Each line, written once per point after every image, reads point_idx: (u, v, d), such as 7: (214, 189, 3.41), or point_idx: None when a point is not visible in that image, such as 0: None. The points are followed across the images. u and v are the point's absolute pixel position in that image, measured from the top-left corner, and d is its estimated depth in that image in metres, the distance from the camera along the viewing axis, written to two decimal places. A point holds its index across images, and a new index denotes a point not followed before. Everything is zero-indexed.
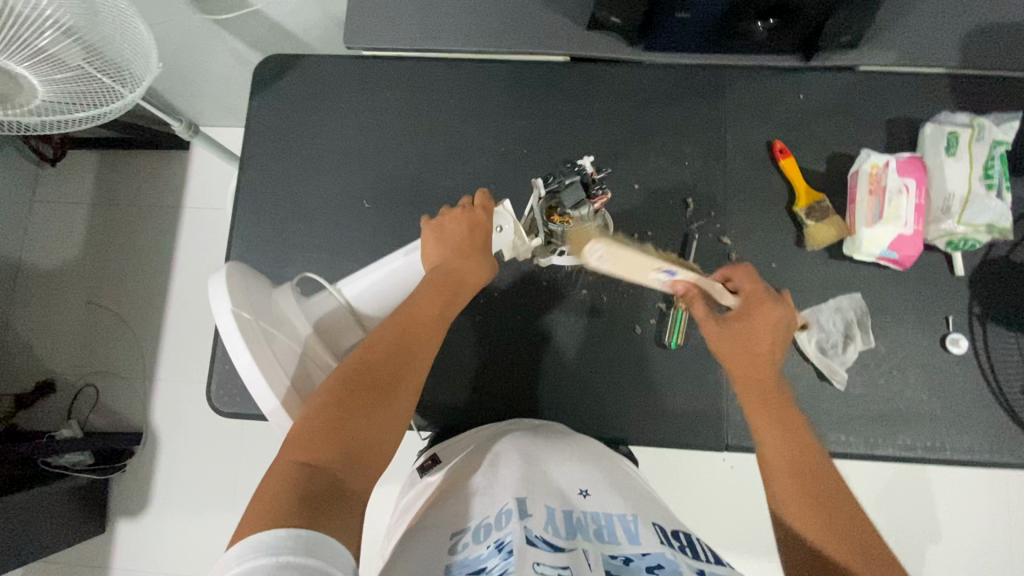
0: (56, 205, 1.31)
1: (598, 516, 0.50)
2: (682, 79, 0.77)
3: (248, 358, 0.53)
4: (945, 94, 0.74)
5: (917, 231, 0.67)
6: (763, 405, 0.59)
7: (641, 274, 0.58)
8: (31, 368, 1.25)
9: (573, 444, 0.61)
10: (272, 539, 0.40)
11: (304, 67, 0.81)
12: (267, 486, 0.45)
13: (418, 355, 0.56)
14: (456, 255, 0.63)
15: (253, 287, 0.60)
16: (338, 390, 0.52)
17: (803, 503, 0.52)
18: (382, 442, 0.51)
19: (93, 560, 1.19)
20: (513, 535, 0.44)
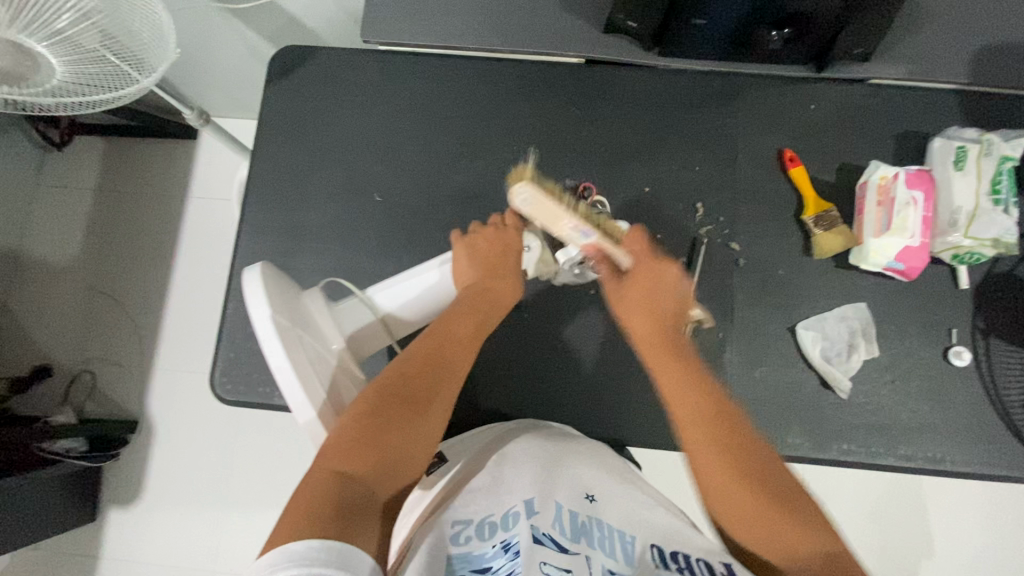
0: (61, 190, 1.31)
1: (600, 523, 0.51)
2: (695, 85, 0.77)
3: (286, 363, 0.52)
4: (953, 110, 0.75)
5: (924, 243, 0.68)
6: (690, 407, 0.55)
7: (557, 226, 0.60)
8: (28, 352, 1.25)
9: (582, 445, 0.60)
10: (308, 549, 0.40)
11: (319, 59, 0.81)
12: (304, 490, 0.47)
13: (451, 376, 0.57)
14: (488, 276, 0.64)
15: (289, 293, 0.60)
16: (373, 401, 0.53)
17: (742, 504, 0.50)
18: (414, 453, 0.53)
19: (83, 548, 1.18)
20: (520, 537, 0.47)
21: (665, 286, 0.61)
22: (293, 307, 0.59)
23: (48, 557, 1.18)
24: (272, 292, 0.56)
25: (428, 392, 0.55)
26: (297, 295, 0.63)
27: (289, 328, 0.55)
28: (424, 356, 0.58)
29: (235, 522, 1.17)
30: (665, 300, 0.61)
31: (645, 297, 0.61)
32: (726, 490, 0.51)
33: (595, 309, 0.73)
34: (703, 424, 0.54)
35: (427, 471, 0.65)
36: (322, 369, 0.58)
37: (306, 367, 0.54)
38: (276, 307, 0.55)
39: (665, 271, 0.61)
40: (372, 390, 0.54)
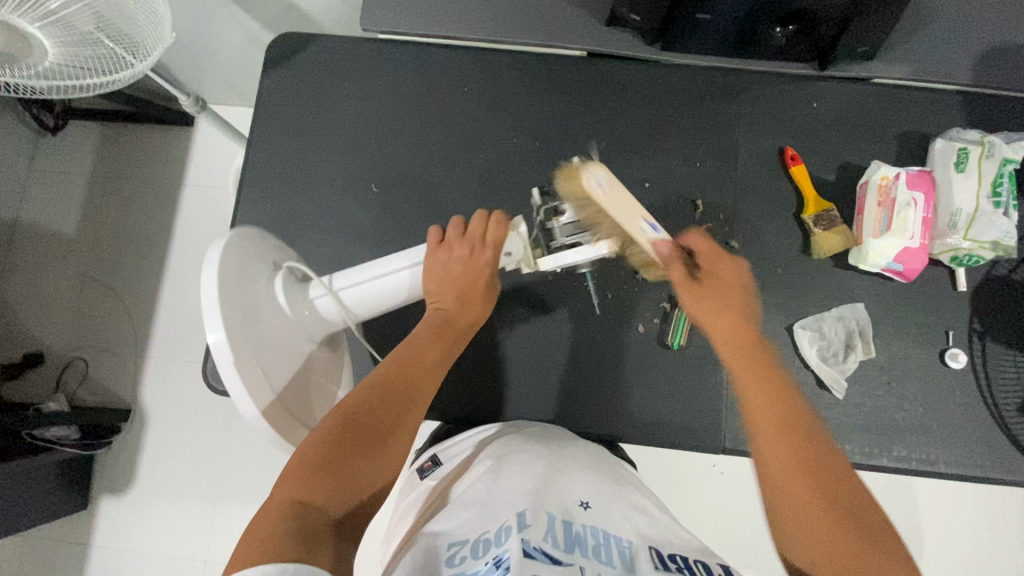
0: (54, 175, 1.29)
1: (596, 534, 0.49)
2: (697, 81, 0.77)
3: (220, 334, 0.52)
4: (955, 111, 0.75)
5: (923, 244, 0.68)
6: (762, 394, 0.54)
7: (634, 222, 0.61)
8: (20, 338, 1.24)
9: (577, 452, 0.60)
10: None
11: (318, 47, 0.80)
12: (265, 515, 0.46)
13: (416, 405, 0.57)
14: (457, 300, 0.64)
15: (246, 271, 0.58)
16: (336, 429, 0.52)
17: (803, 495, 0.49)
18: (376, 482, 0.52)
19: (74, 537, 1.17)
20: (510, 552, 0.44)
21: (744, 291, 0.61)
22: (247, 289, 0.57)
23: (38, 545, 1.17)
24: (224, 271, 0.55)
25: (393, 422, 0.55)
26: (259, 269, 0.60)
27: (236, 318, 0.54)
28: (388, 383, 0.57)
29: (227, 513, 1.17)
30: (741, 306, 0.60)
31: (723, 296, 0.60)
32: (793, 492, 0.49)
33: (591, 304, 0.73)
34: (791, 439, 0.51)
35: (422, 475, 0.65)
36: (269, 361, 0.57)
37: (248, 361, 0.54)
38: (224, 292, 0.54)
39: (733, 270, 0.62)
40: (335, 418, 0.53)
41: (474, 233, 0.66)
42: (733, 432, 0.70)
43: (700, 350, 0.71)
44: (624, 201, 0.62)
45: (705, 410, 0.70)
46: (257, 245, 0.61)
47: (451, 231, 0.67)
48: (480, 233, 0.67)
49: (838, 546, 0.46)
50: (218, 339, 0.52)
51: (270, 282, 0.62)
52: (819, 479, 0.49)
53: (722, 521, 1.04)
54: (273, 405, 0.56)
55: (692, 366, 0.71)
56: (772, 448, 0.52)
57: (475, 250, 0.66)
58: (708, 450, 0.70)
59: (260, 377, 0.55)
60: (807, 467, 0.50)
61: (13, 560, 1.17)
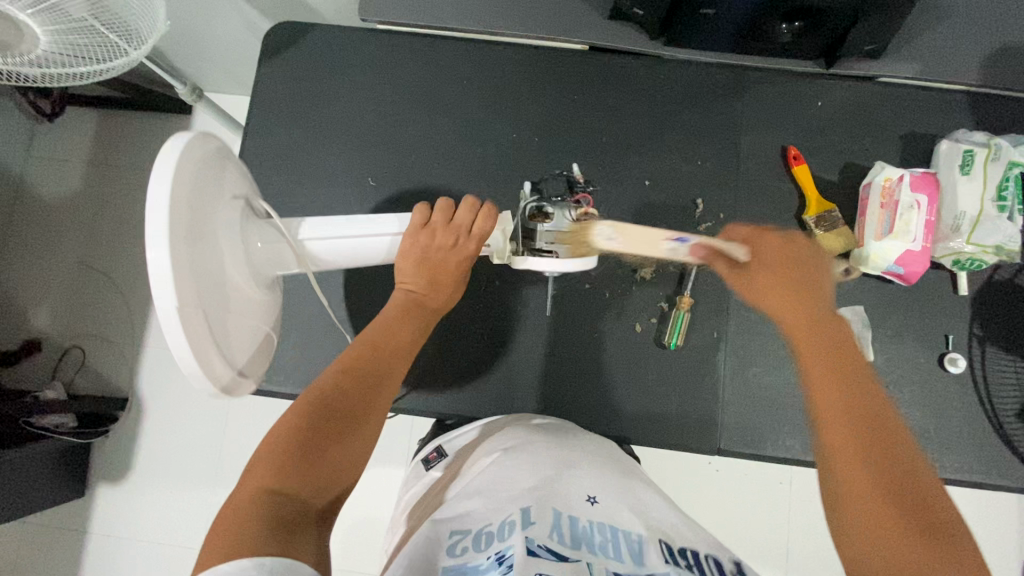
0: (51, 161, 1.28)
1: (604, 528, 0.47)
2: (700, 77, 0.76)
3: (161, 253, 0.45)
4: (963, 113, 0.73)
5: (926, 248, 0.67)
6: (829, 381, 0.47)
7: (652, 248, 0.60)
8: (18, 324, 1.24)
9: (584, 445, 0.59)
10: (239, 570, 0.39)
11: (316, 37, 0.79)
12: (233, 508, 0.44)
13: (387, 388, 0.57)
14: (434, 283, 0.64)
15: (201, 190, 0.51)
16: (303, 415, 0.51)
17: (880, 500, 0.42)
18: (350, 467, 0.52)
19: (71, 523, 1.18)
20: (514, 548, 0.43)
21: (799, 264, 0.52)
22: (202, 206, 0.50)
23: (36, 531, 1.18)
24: (182, 177, 0.48)
25: (363, 407, 0.54)
26: (214, 192, 0.53)
27: (185, 234, 0.47)
28: (358, 368, 0.56)
29: (224, 503, 1.17)
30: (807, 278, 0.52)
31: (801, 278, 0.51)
32: (868, 499, 0.43)
33: (588, 302, 0.72)
34: (853, 416, 0.46)
35: (429, 465, 0.65)
36: (212, 292, 0.50)
37: (191, 289, 0.47)
38: (178, 206, 0.47)
39: (796, 241, 0.54)
40: (303, 403, 0.52)
41: (461, 223, 0.65)
42: (729, 434, 0.69)
43: (698, 351, 0.71)
44: (642, 236, 0.59)
45: (703, 410, 0.70)
46: (219, 164, 0.54)
47: (433, 216, 0.65)
48: (468, 223, 0.65)
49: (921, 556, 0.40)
50: (157, 256, 0.45)
51: (224, 207, 0.55)
52: (893, 465, 0.43)
53: (717, 518, 1.04)
54: (208, 349, 0.49)
55: (690, 366, 0.71)
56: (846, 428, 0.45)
57: (459, 240, 0.64)
58: (704, 451, 0.70)
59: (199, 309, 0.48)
60: (880, 460, 0.44)
61: (11, 545, 1.17)
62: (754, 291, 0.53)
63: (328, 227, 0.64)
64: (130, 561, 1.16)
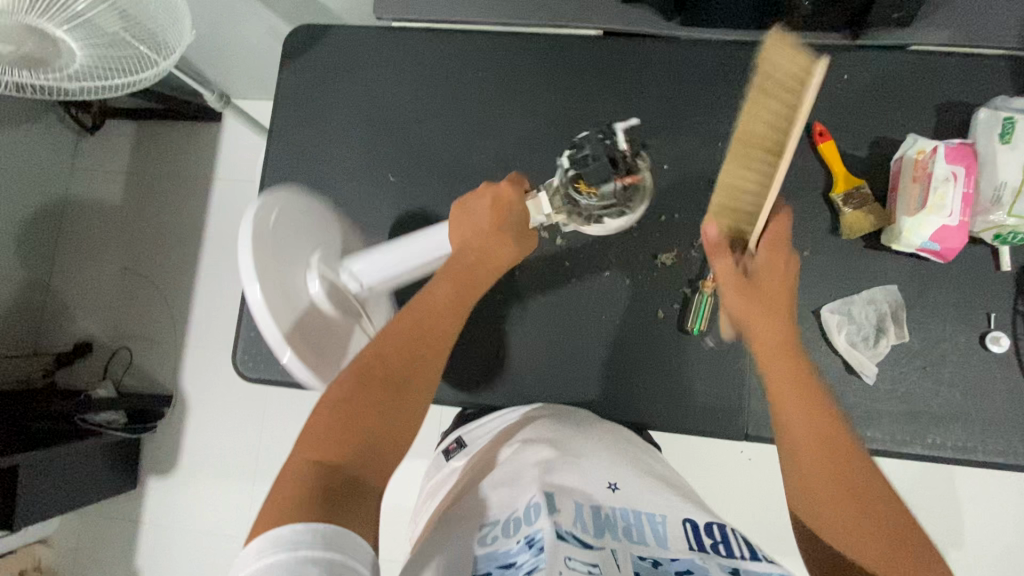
0: (94, 173, 1.35)
1: (626, 513, 0.48)
2: (719, 54, 0.73)
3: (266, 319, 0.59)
4: (1003, 79, 0.70)
5: (963, 222, 0.64)
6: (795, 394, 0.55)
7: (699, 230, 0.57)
8: (70, 328, 1.32)
9: (601, 432, 0.58)
10: (292, 535, 0.39)
11: (332, 37, 0.80)
12: (282, 481, 0.44)
13: (430, 351, 0.55)
14: (475, 248, 0.61)
15: (283, 256, 0.63)
16: (347, 383, 0.51)
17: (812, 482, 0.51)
18: (393, 439, 0.50)
19: (125, 514, 1.25)
20: (543, 532, 0.43)
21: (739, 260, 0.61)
22: (285, 271, 0.63)
23: (94, 521, 1.26)
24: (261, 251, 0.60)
25: (403, 375, 0.53)
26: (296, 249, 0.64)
27: (278, 300, 0.61)
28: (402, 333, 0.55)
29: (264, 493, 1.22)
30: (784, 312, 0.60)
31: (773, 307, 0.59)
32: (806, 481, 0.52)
33: (609, 291, 0.72)
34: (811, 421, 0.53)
35: (449, 457, 0.66)
36: (320, 335, 0.65)
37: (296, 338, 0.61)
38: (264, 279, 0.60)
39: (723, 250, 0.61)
40: (347, 373, 0.52)
41: (507, 196, 0.63)
42: (757, 420, 0.68)
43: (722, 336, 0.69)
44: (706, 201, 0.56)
45: (729, 396, 0.69)
46: (293, 227, 0.64)
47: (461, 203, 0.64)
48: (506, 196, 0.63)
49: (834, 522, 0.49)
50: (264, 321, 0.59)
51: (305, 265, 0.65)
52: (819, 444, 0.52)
53: (750, 507, 1.02)
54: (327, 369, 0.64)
55: (715, 351, 0.69)
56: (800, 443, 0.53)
57: (501, 217, 0.62)
58: (731, 437, 0.68)
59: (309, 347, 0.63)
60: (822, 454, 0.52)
61: (74, 533, 1.26)
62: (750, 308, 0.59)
63: (374, 265, 0.66)
64: (180, 548, 1.22)
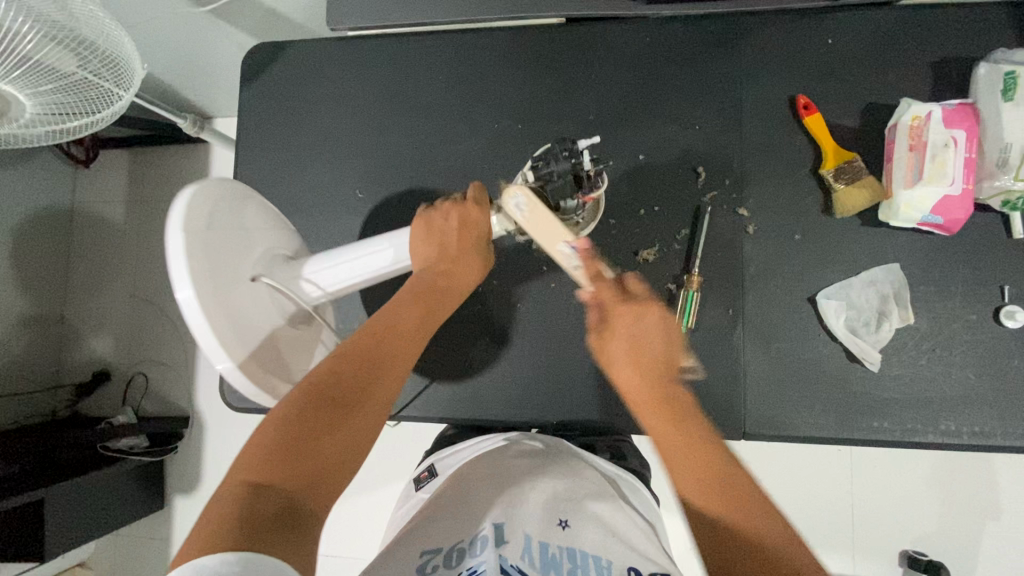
0: (92, 204, 1.37)
1: (572, 555, 0.47)
2: (691, 30, 0.69)
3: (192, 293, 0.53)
4: (1005, 28, 0.64)
5: (967, 191, 0.59)
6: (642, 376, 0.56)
7: (550, 240, 0.57)
8: (86, 358, 1.35)
9: (562, 467, 0.58)
10: (220, 564, 0.37)
11: (292, 52, 0.78)
12: (214, 506, 0.43)
13: (389, 371, 0.54)
14: (433, 269, 0.61)
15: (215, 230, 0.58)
16: (295, 404, 0.49)
17: (680, 455, 0.52)
18: (341, 460, 0.48)
19: (155, 534, 1.29)
20: (487, 564, 0.44)
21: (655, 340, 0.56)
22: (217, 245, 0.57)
23: (127, 542, 1.30)
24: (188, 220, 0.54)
25: (356, 396, 0.51)
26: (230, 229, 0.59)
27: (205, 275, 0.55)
28: (357, 351, 0.54)
29: None
30: (659, 353, 0.56)
31: (632, 348, 0.56)
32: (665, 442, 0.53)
33: None
34: (655, 398, 0.55)
35: (419, 485, 0.64)
36: (250, 332, 0.59)
37: (226, 327, 0.56)
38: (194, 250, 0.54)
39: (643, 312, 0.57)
40: (295, 391, 0.51)
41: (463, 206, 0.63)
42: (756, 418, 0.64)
43: (714, 331, 0.65)
44: (545, 219, 0.57)
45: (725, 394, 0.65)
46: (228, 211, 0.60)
47: (422, 218, 0.64)
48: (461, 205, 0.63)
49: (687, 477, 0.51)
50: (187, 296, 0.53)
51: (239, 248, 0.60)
52: (672, 413, 0.54)
53: None
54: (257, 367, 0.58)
55: (708, 348, 0.65)
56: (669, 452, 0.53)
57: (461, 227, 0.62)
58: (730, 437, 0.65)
59: (243, 344, 0.57)
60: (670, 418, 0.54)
61: (110, 554, 1.30)
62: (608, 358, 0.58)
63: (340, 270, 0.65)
64: None
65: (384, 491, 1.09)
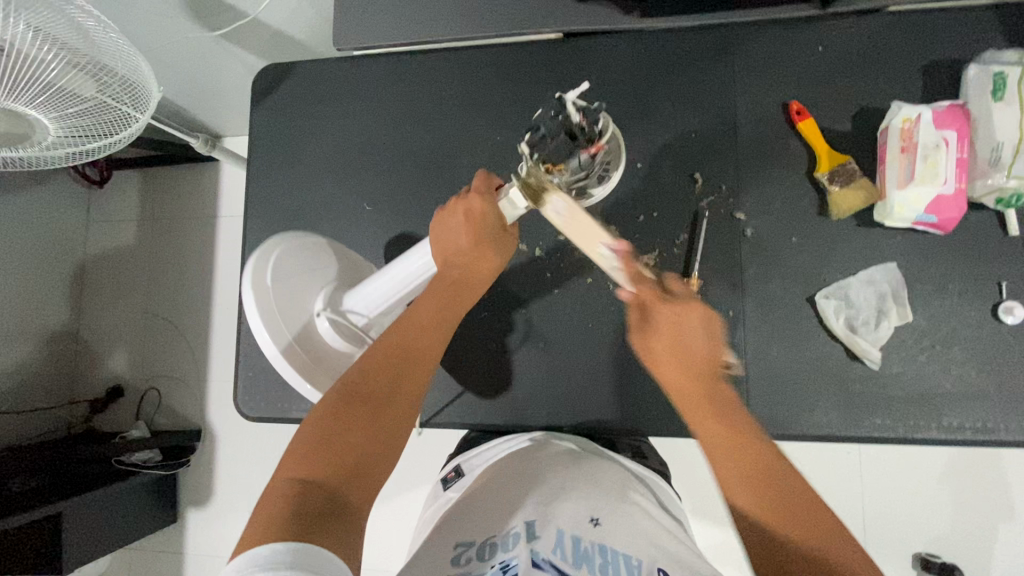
0: (106, 223, 1.40)
1: (605, 550, 0.47)
2: (686, 42, 0.71)
3: (259, 324, 0.59)
4: (994, 31, 0.65)
5: (959, 189, 0.60)
6: (689, 395, 0.56)
7: (588, 244, 0.59)
8: (100, 374, 1.37)
9: (588, 467, 0.59)
10: (271, 554, 0.39)
11: (300, 72, 0.81)
12: (265, 501, 0.45)
13: (418, 365, 0.56)
14: (456, 264, 0.62)
15: (282, 262, 0.63)
16: (333, 402, 0.51)
17: (745, 485, 0.49)
18: (380, 453, 0.51)
19: (169, 547, 1.30)
20: (519, 559, 0.46)
21: (689, 339, 0.56)
22: (284, 279, 0.63)
23: (141, 555, 1.32)
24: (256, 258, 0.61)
25: (389, 390, 0.53)
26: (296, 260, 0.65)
27: (270, 303, 0.61)
28: (387, 348, 0.56)
29: None
30: (693, 348, 0.56)
31: (673, 344, 0.56)
32: (727, 469, 0.51)
33: (595, 297, 0.71)
34: (711, 415, 0.54)
35: (447, 485, 0.66)
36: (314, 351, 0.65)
37: (290, 348, 0.62)
38: (259, 285, 0.60)
39: (685, 313, 0.56)
40: (332, 390, 0.52)
41: (475, 199, 0.62)
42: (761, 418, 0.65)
43: None
44: (584, 222, 0.58)
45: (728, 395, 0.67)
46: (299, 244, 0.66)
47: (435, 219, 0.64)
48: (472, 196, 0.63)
49: (748, 498, 0.49)
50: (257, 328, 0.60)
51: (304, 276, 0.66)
52: (729, 429, 0.52)
53: None
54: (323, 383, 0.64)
55: None
56: (711, 446, 0.53)
57: (474, 218, 0.62)
58: None
59: (309, 364, 0.64)
60: (731, 442, 0.52)
61: (125, 568, 1.32)
62: (654, 362, 0.58)
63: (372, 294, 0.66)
64: None
65: (394, 500, 1.10)
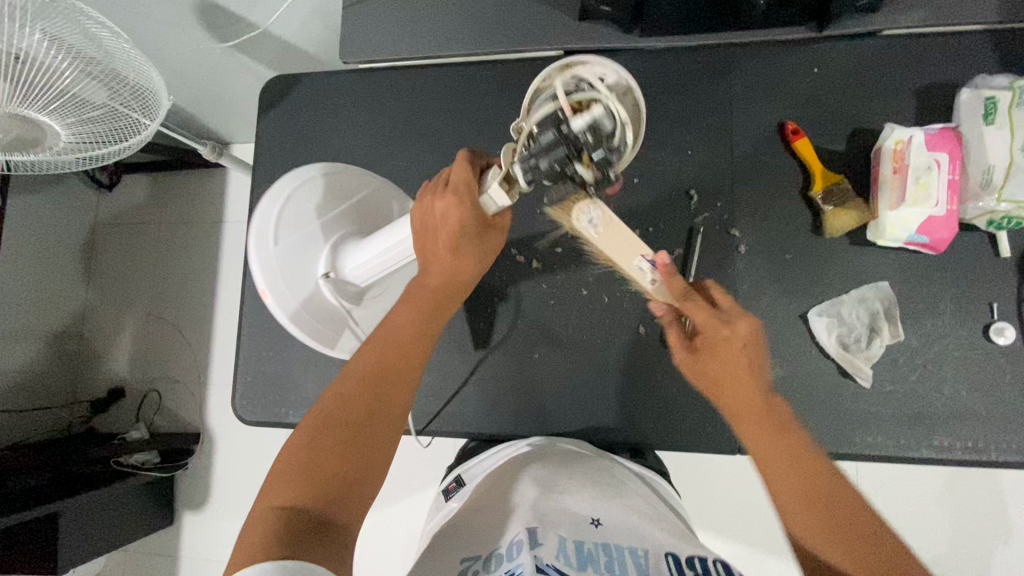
0: (113, 226, 1.42)
1: (606, 549, 0.49)
2: (684, 61, 0.72)
3: (257, 254, 0.63)
4: (986, 56, 0.66)
5: (951, 210, 0.61)
6: (745, 401, 0.52)
7: (623, 258, 0.62)
8: (103, 375, 1.39)
9: (589, 473, 0.60)
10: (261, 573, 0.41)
11: (306, 83, 0.83)
12: (249, 529, 0.47)
13: (393, 383, 0.55)
14: (434, 270, 0.59)
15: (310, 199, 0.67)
16: (312, 429, 0.52)
17: (800, 506, 0.49)
18: (359, 476, 0.51)
19: (164, 550, 1.31)
20: (523, 565, 0.44)
21: (746, 356, 0.52)
22: (305, 215, 0.66)
23: (137, 558, 1.32)
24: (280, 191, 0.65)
25: (366, 412, 0.53)
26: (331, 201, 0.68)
27: (279, 236, 0.65)
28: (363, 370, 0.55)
29: None
30: (746, 361, 0.52)
31: (729, 359, 0.52)
32: (782, 491, 0.50)
33: (590, 310, 0.71)
34: (774, 432, 0.51)
35: (449, 496, 0.67)
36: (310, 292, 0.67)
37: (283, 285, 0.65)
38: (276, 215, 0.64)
39: (737, 333, 0.52)
40: (310, 416, 0.53)
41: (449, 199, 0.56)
42: None
43: None
44: (616, 233, 0.62)
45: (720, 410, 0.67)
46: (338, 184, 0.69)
47: (415, 204, 0.59)
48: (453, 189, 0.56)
49: (811, 527, 0.48)
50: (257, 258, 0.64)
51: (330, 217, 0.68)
52: (784, 443, 0.51)
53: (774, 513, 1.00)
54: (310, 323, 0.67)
55: None
56: (771, 466, 0.51)
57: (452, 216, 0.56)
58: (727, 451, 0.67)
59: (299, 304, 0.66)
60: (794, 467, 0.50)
61: (121, 570, 1.32)
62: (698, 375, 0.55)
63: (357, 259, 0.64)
64: None
65: (390, 507, 1.10)
